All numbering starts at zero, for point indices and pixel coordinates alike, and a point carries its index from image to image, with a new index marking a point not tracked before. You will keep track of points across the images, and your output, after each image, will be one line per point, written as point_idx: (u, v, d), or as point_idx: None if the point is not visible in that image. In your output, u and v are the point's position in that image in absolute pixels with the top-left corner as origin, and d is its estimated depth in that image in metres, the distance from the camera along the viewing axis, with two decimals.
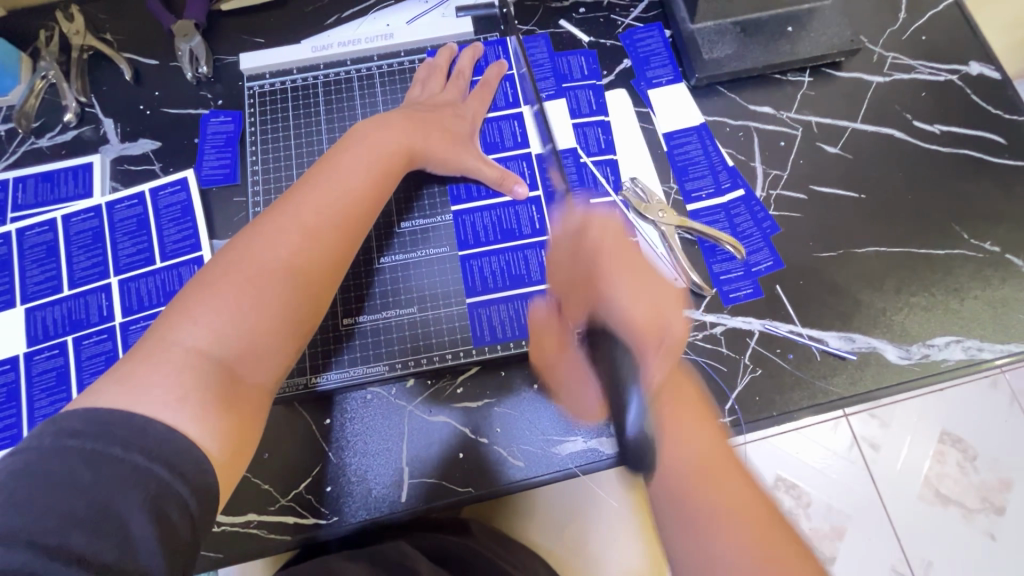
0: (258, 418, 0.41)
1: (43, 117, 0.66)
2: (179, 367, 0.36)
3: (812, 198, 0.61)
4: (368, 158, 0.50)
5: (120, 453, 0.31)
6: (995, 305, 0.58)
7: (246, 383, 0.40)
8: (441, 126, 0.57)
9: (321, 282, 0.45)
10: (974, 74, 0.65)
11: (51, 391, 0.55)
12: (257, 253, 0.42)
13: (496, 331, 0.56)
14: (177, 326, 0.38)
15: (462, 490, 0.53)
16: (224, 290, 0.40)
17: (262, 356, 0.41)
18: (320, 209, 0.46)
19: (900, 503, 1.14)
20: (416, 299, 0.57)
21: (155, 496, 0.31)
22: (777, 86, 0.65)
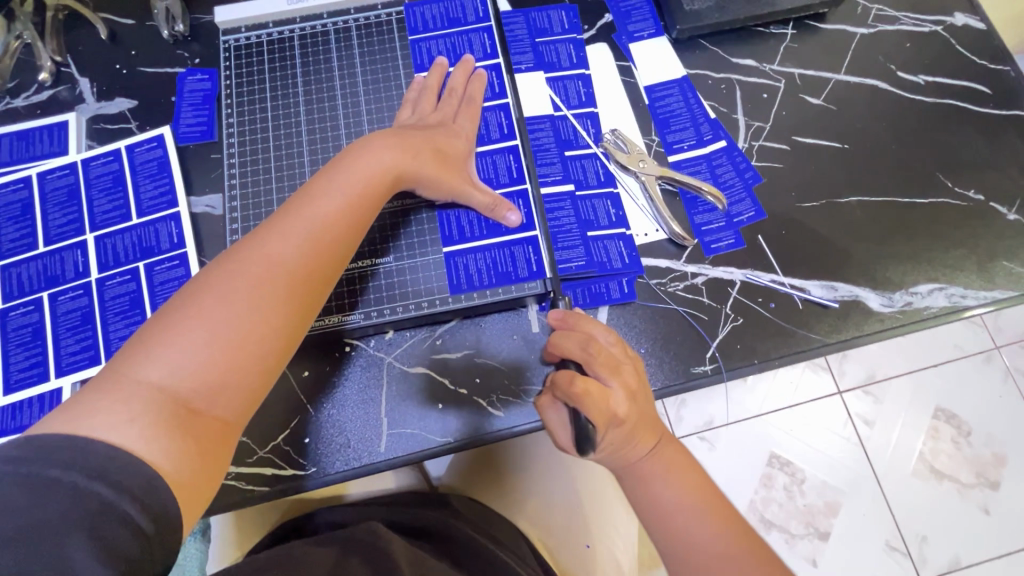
0: (222, 452, 0.39)
1: (18, 77, 0.65)
2: (131, 409, 0.35)
3: (795, 149, 0.61)
4: (353, 178, 0.48)
5: (57, 474, 0.31)
6: (979, 254, 0.57)
7: (207, 417, 0.38)
8: (435, 136, 0.54)
9: (289, 309, 0.42)
10: (960, 25, 0.65)
11: (26, 346, 0.55)
12: (225, 281, 0.41)
13: (473, 279, 0.54)
14: (136, 361, 0.37)
15: (441, 440, 0.53)
16: (183, 322, 0.39)
17: (224, 394, 0.39)
18: (292, 239, 0.44)
19: (894, 479, 1.14)
20: (394, 249, 0.56)
21: (97, 519, 0.31)
22: (759, 39, 0.64)
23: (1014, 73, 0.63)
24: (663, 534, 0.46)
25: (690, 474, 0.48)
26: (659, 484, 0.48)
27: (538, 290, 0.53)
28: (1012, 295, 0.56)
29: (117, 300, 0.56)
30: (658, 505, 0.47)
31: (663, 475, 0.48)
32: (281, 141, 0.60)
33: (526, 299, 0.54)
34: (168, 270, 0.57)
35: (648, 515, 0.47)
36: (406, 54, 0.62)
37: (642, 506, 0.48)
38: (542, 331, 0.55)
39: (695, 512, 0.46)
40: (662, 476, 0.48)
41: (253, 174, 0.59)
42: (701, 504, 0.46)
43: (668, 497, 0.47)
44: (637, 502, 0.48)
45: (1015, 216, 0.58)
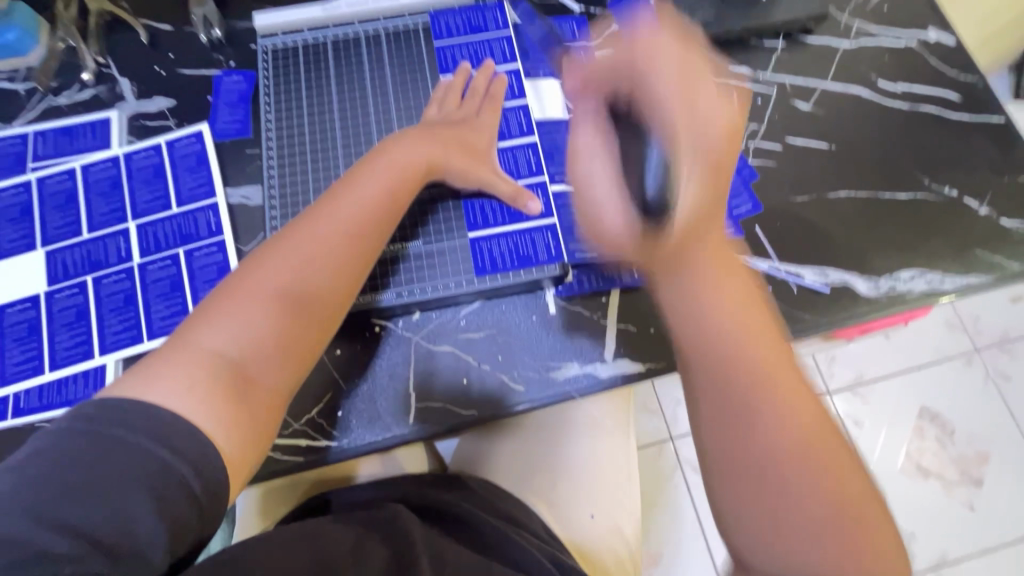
0: (269, 416, 0.47)
1: (61, 77, 0.69)
2: (194, 373, 0.43)
3: (788, 150, 0.66)
4: (379, 182, 0.55)
5: (121, 435, 0.38)
6: (955, 244, 0.62)
7: (254, 385, 0.46)
8: (456, 138, 0.60)
9: (322, 298, 0.50)
10: (932, 40, 0.71)
11: (72, 326, 0.58)
12: (269, 273, 0.49)
13: (496, 262, 0.59)
14: (200, 334, 0.46)
15: (465, 413, 0.56)
16: (237, 306, 0.47)
17: (267, 365, 0.47)
18: (321, 235, 0.51)
19: (883, 476, 1.19)
20: (423, 233, 0.60)
21: (157, 481, 0.37)
22: (753, 50, 0.71)
23: (982, 83, 0.69)
24: (725, 403, 0.44)
25: (780, 375, 0.45)
26: (739, 375, 0.44)
27: (555, 273, 0.58)
28: (986, 280, 0.61)
29: (158, 283, 0.59)
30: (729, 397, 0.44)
31: (739, 337, 0.45)
32: (315, 137, 0.65)
33: (545, 282, 0.59)
34: (207, 256, 0.60)
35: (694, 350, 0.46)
36: (432, 59, 0.67)
37: (703, 365, 0.45)
38: (559, 312, 0.59)
39: (772, 416, 0.43)
40: (735, 337, 0.45)
41: (290, 167, 0.64)
42: (807, 448, 0.42)
43: (773, 435, 0.43)
44: (705, 381, 0.45)
45: (987, 210, 0.64)
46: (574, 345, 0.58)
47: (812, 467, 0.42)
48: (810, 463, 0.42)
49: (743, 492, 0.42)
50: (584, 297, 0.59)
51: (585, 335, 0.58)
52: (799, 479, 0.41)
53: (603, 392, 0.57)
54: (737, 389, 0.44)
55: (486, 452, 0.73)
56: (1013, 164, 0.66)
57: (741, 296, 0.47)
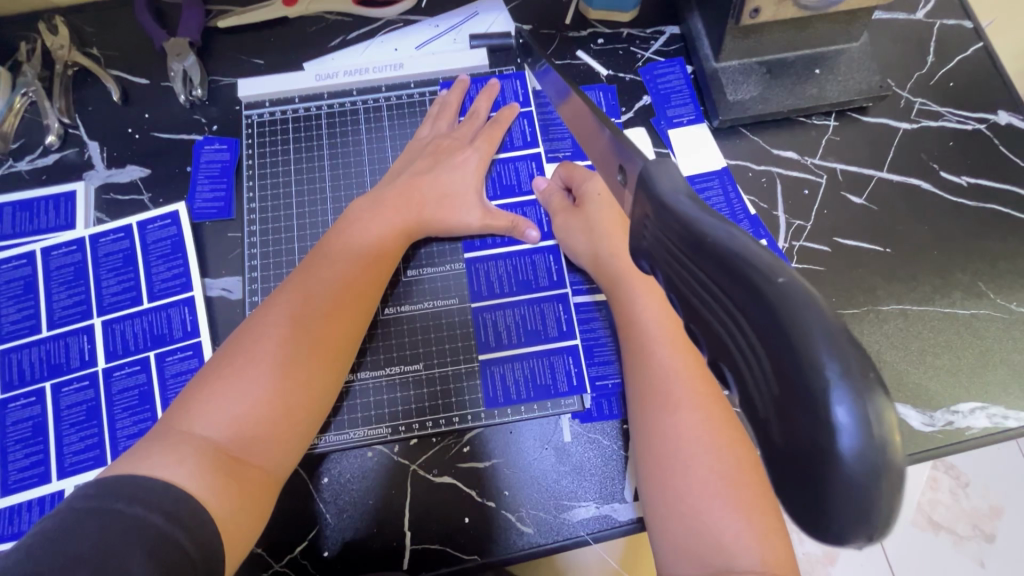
0: (263, 499, 0.40)
1: (23, 138, 0.61)
2: (182, 454, 0.37)
3: (837, 252, 0.59)
4: (381, 231, 0.51)
5: (122, 507, 0.33)
6: (1019, 370, 0.56)
7: (248, 465, 0.39)
8: (443, 186, 0.55)
9: (320, 352, 0.45)
10: (1003, 124, 0.63)
11: (26, 443, 0.51)
12: (263, 328, 0.44)
13: (509, 391, 0.53)
14: (189, 413, 0.40)
15: (465, 558, 0.50)
16: (228, 369, 0.41)
17: (265, 441, 0.41)
18: (324, 286, 0.47)
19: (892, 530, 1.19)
20: (424, 352, 0.54)
21: (157, 546, 0.32)
22: (801, 130, 0.63)
23: None
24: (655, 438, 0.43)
25: (708, 407, 0.43)
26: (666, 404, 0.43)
27: (574, 408, 0.53)
28: None
29: (125, 393, 0.53)
30: (660, 430, 0.43)
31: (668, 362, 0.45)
32: (305, 224, 0.58)
33: (560, 417, 0.53)
34: (180, 361, 0.54)
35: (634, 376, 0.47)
36: None
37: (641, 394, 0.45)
38: (575, 443, 0.52)
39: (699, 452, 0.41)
40: (667, 365, 0.45)
41: (277, 264, 0.57)
42: (736, 498, 0.39)
43: (681, 422, 0.42)
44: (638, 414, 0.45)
45: None
46: (589, 483, 0.52)
47: (747, 514, 0.38)
48: (741, 508, 0.38)
49: (655, 455, 0.42)
50: (603, 428, 0.53)
51: (603, 472, 0.52)
52: (717, 502, 0.38)
53: (620, 538, 0.51)
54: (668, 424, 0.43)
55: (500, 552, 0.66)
56: None
57: (672, 325, 0.48)
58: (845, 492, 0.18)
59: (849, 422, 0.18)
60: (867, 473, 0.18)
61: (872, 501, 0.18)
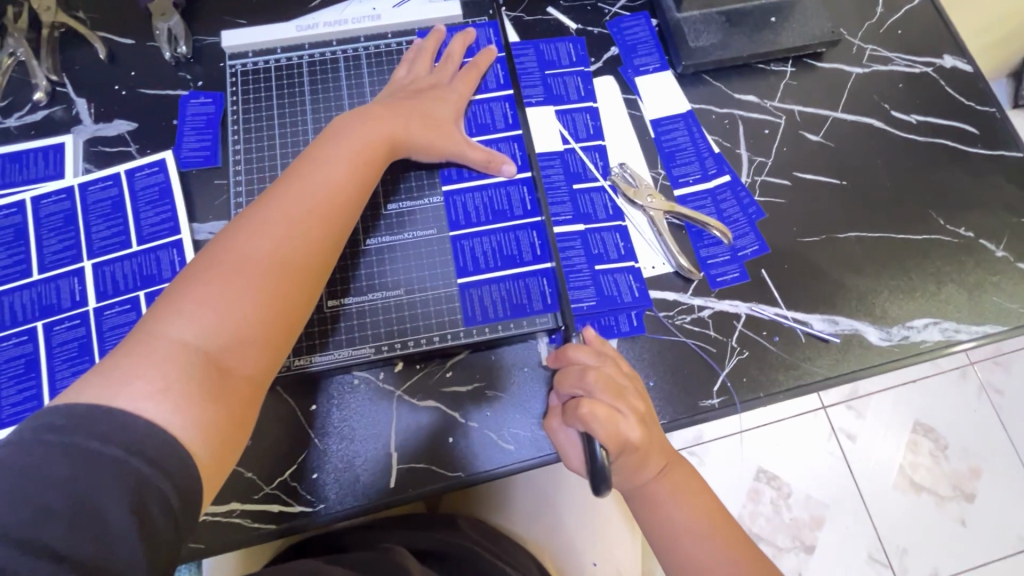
0: (249, 407, 0.42)
1: (11, 96, 0.63)
2: (164, 373, 0.37)
3: (796, 185, 0.62)
4: (358, 150, 0.51)
5: (96, 446, 0.33)
6: (969, 289, 0.59)
7: (234, 375, 0.41)
8: (424, 112, 0.57)
9: (302, 269, 0.45)
10: (948, 66, 0.68)
11: (19, 380, 0.53)
12: (240, 242, 0.44)
13: (487, 311, 0.56)
14: (167, 323, 0.40)
15: (451, 475, 0.52)
16: (204, 283, 0.41)
17: (250, 352, 0.42)
18: (302, 210, 0.46)
19: (876, 493, 1.29)
20: (407, 277, 0.57)
21: (136, 491, 0.32)
22: (761, 75, 0.66)
23: (999, 114, 0.66)
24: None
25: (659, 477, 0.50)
26: (685, 539, 0.49)
27: (548, 324, 0.55)
28: (1002, 330, 0.58)
29: (116, 330, 0.54)
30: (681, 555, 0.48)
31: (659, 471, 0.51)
32: (288, 164, 0.60)
33: (537, 335, 0.56)
34: None
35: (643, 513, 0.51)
36: None
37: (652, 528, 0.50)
38: None
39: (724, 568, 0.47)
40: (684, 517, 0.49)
41: None
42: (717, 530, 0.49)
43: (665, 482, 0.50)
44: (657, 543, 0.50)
45: (1004, 253, 0.60)
46: None
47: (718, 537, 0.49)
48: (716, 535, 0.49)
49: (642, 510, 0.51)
50: None
51: None
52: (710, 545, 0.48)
53: None
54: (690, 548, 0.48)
55: (488, 487, 0.65)
56: None
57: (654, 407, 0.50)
58: None
59: None
60: None
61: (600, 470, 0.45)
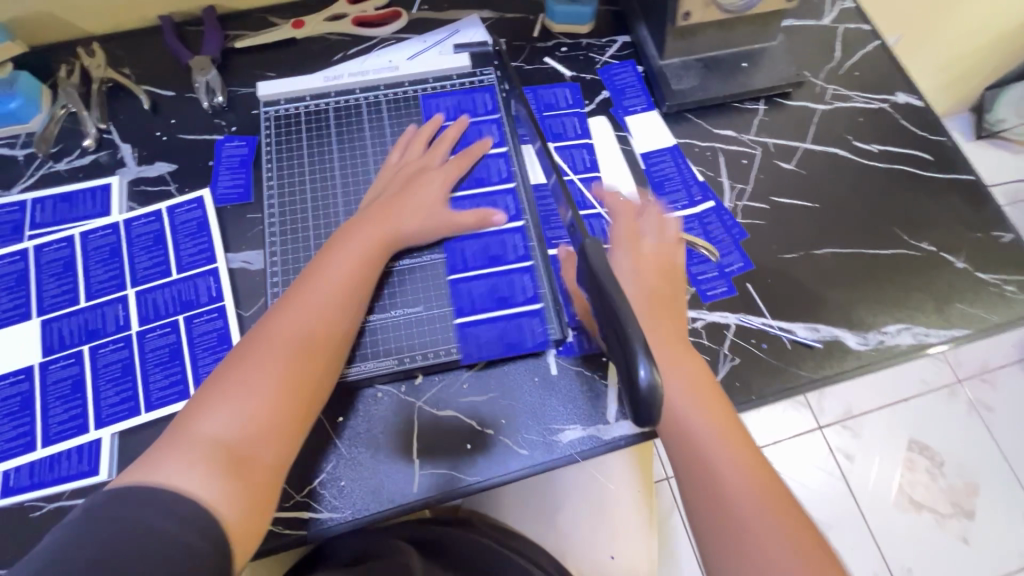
0: (272, 491, 0.46)
1: (62, 142, 0.69)
2: (193, 462, 0.43)
3: (774, 208, 0.69)
4: (358, 247, 0.57)
5: (145, 516, 0.39)
6: (936, 297, 0.65)
7: (256, 462, 0.46)
8: (418, 198, 0.62)
9: (312, 361, 0.51)
10: (902, 102, 0.76)
11: (65, 399, 0.57)
12: (259, 345, 0.50)
13: (483, 349, 0.59)
14: (198, 423, 0.46)
15: (470, 479, 0.56)
16: (229, 387, 0.48)
17: (268, 441, 0.47)
18: (310, 309, 0.53)
19: (877, 512, 1.31)
20: (412, 302, 0.61)
21: (179, 550, 0.38)
22: (737, 113, 0.74)
23: (950, 143, 0.74)
24: (707, 498, 0.51)
25: (717, 411, 0.54)
26: (710, 448, 0.52)
27: (556, 336, 0.60)
28: (968, 333, 0.64)
29: (157, 351, 0.59)
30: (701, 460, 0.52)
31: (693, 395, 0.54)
32: (315, 196, 0.66)
33: (546, 346, 0.60)
34: (207, 322, 0.60)
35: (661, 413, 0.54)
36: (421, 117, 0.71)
37: (674, 434, 0.54)
38: (561, 373, 0.60)
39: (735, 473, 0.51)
40: (704, 425, 0.53)
41: (292, 232, 0.64)
42: (745, 463, 0.52)
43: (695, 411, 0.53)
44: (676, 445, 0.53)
45: (963, 264, 0.67)
46: (575, 408, 0.59)
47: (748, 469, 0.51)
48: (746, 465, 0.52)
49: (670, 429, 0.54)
50: (584, 359, 0.60)
51: (587, 397, 0.59)
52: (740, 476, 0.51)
53: (606, 455, 0.57)
54: (709, 454, 0.52)
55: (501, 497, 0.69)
56: (987, 221, 0.69)
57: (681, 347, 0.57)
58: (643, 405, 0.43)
59: (647, 375, 0.42)
60: (652, 393, 0.42)
61: (652, 406, 0.42)
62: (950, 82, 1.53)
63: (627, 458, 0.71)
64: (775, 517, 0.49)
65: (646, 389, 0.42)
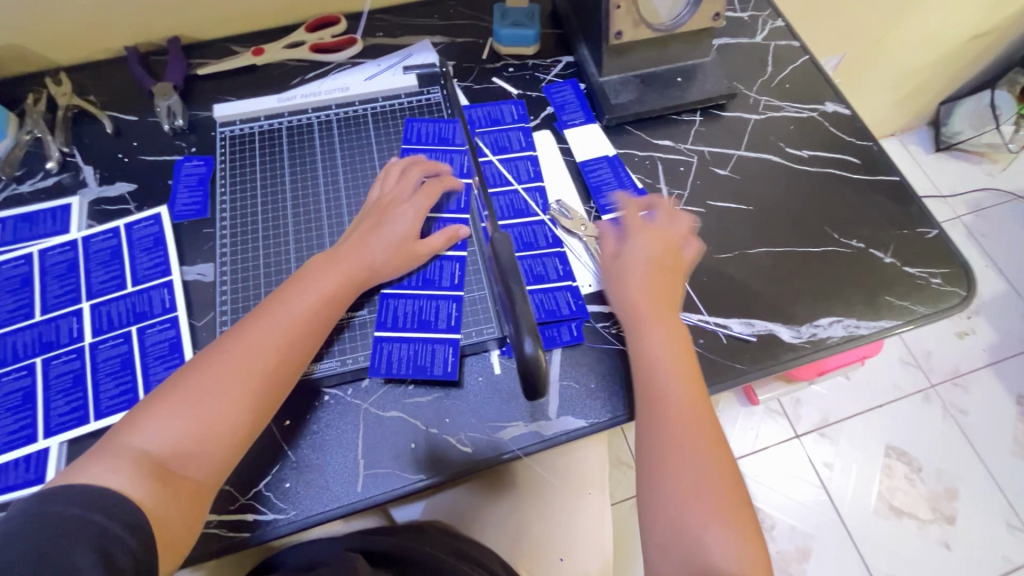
0: (198, 505, 0.48)
1: (25, 166, 0.72)
2: (120, 466, 0.46)
3: (711, 212, 0.72)
4: (319, 276, 0.59)
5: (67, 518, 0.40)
6: (867, 291, 0.68)
7: (185, 478, 0.48)
8: (385, 230, 0.63)
9: (254, 386, 0.52)
10: (831, 111, 0.81)
11: (15, 410, 0.58)
12: (207, 363, 0.52)
13: (411, 360, 0.61)
14: (133, 433, 0.48)
15: (414, 478, 0.57)
16: (171, 401, 0.50)
17: (199, 457, 0.49)
18: (259, 335, 0.54)
19: (858, 520, 1.31)
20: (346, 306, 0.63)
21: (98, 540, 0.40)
22: (674, 124, 0.78)
23: (877, 147, 0.78)
24: (651, 458, 0.54)
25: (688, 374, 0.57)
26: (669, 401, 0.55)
27: (496, 333, 0.63)
28: (898, 324, 0.66)
29: (109, 361, 0.60)
30: (659, 410, 0.55)
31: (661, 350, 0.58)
32: (267, 210, 0.69)
33: (489, 345, 0.62)
34: (159, 332, 0.62)
35: (633, 362, 0.59)
36: (362, 131, 0.74)
37: (643, 385, 0.57)
38: (504, 372, 0.62)
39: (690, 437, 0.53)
40: (676, 386, 0.56)
41: (243, 243, 0.67)
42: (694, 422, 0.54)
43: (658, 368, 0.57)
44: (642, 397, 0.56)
45: (891, 259, 0.70)
46: (518, 407, 0.60)
47: (696, 427, 0.54)
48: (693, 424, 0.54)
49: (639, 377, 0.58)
50: None
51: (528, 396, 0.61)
52: (683, 432, 0.54)
53: (548, 451, 0.59)
54: (665, 409, 0.55)
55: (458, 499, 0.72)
56: (913, 218, 0.73)
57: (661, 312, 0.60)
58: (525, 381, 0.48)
59: (531, 350, 0.47)
60: (532, 364, 0.47)
61: (535, 378, 0.47)
62: (904, 98, 1.60)
63: (578, 459, 0.74)
64: (711, 471, 0.52)
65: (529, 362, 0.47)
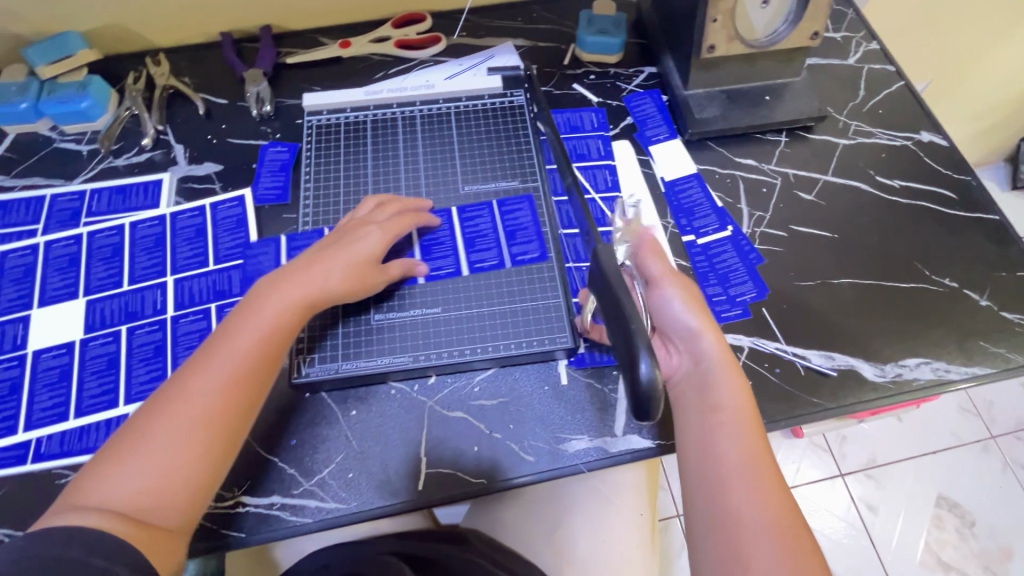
0: (173, 547, 0.46)
1: (121, 141, 0.75)
2: (81, 517, 0.44)
3: (793, 237, 0.70)
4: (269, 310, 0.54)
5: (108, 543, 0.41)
6: (958, 334, 0.64)
7: (153, 524, 0.46)
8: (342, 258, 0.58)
9: (206, 430, 0.49)
10: (927, 141, 0.77)
11: (100, 374, 0.60)
12: (154, 413, 0.49)
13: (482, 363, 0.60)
14: (89, 488, 0.46)
15: (475, 482, 0.57)
16: (125, 453, 0.47)
17: (162, 502, 0.46)
18: (208, 376, 0.50)
19: (902, 571, 1.24)
20: (420, 303, 0.63)
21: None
22: (759, 143, 0.76)
23: (976, 182, 0.74)
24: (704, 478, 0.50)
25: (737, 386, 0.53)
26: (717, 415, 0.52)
27: (568, 344, 0.61)
28: (991, 372, 0.62)
29: (189, 335, 0.62)
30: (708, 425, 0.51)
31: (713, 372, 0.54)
32: (348, 200, 0.70)
33: (558, 354, 0.61)
34: None
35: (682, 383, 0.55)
36: (444, 129, 0.75)
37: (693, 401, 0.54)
38: (572, 383, 0.61)
39: (737, 466, 0.49)
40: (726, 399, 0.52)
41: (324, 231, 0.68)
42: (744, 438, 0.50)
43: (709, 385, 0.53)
44: (690, 415, 0.53)
45: (988, 302, 0.66)
46: (584, 420, 0.59)
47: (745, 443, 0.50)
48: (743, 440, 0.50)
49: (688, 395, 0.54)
50: (595, 371, 0.61)
51: (595, 410, 0.59)
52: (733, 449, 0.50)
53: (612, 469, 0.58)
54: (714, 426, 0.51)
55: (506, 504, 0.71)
56: (1011, 261, 0.69)
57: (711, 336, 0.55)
58: (639, 402, 0.46)
59: (648, 371, 0.45)
60: (651, 388, 0.45)
61: (652, 400, 0.45)
62: (984, 131, 1.52)
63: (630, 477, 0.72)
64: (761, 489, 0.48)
65: (647, 385, 0.45)
